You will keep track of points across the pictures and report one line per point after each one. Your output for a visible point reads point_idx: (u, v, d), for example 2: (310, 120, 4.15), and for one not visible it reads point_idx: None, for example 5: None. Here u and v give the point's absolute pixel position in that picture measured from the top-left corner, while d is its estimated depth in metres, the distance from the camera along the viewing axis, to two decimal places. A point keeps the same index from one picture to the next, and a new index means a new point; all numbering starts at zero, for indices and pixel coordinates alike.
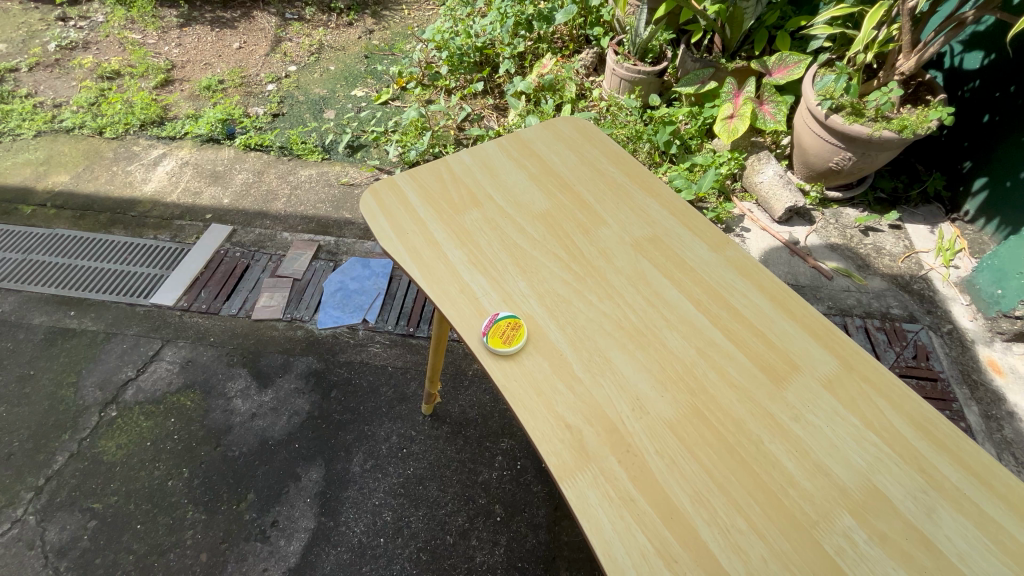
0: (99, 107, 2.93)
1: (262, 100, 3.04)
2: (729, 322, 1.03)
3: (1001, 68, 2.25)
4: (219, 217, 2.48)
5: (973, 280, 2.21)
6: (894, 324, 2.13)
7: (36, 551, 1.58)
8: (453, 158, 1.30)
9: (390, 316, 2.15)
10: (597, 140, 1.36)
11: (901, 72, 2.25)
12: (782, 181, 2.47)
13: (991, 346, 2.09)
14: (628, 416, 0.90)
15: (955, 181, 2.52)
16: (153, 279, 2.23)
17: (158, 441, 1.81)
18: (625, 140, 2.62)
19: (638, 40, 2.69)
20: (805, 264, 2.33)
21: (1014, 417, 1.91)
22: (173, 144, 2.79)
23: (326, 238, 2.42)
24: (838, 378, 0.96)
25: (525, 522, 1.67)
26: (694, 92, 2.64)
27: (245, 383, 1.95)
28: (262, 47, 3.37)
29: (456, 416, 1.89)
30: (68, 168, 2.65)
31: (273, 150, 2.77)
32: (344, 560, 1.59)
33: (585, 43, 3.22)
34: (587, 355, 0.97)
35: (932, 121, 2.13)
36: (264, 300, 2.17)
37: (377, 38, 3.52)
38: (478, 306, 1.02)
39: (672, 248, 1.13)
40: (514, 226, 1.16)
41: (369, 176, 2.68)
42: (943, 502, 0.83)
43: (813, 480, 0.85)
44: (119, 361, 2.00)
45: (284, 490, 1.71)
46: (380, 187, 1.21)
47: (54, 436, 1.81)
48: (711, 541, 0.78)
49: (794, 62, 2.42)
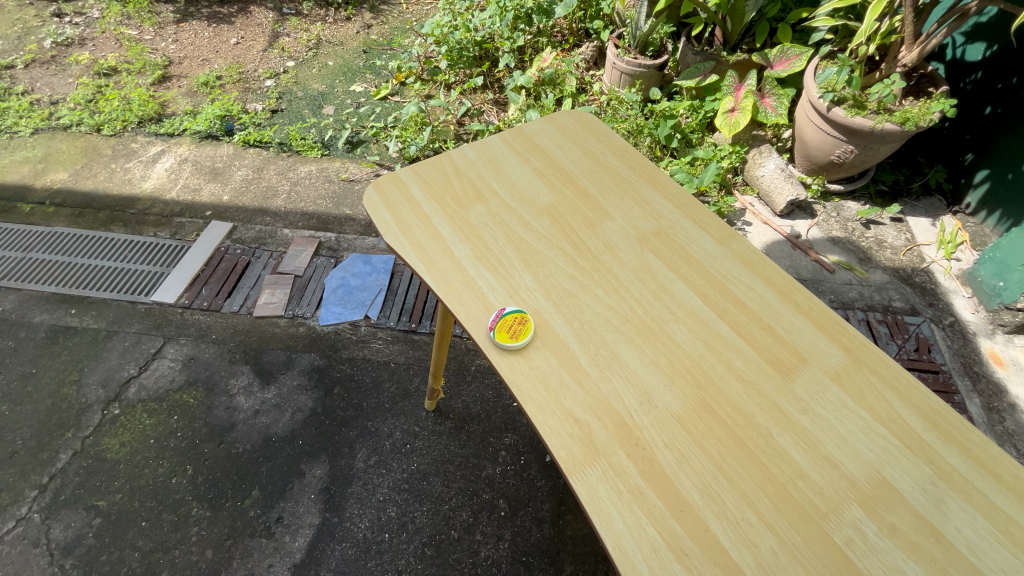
0: (97, 104, 2.91)
1: (260, 95, 3.02)
2: (736, 315, 1.02)
3: (1003, 59, 2.25)
4: (220, 215, 2.47)
5: (975, 273, 2.20)
6: (896, 317, 2.14)
7: (41, 549, 1.59)
8: (457, 153, 1.29)
9: (392, 312, 2.14)
10: (600, 133, 1.35)
11: (904, 64, 2.24)
12: (784, 175, 2.45)
13: (992, 339, 2.10)
14: (637, 409, 0.90)
15: (957, 173, 2.51)
16: (155, 277, 2.22)
17: (162, 438, 1.81)
18: (626, 135, 2.62)
19: (638, 33, 2.66)
20: (807, 257, 2.33)
21: (1015, 408, 1.91)
22: (172, 140, 2.78)
23: (327, 235, 2.41)
24: (846, 371, 0.96)
25: (530, 516, 1.67)
26: (695, 85, 2.63)
27: (248, 380, 1.95)
28: (260, 42, 3.35)
29: (459, 413, 1.89)
30: (66, 166, 2.64)
31: (273, 147, 2.76)
32: (349, 555, 1.59)
33: (585, 36, 3.20)
34: (595, 350, 0.97)
35: (934, 113, 2.13)
36: (265, 298, 2.16)
37: (376, 33, 3.50)
38: (485, 301, 1.02)
39: (678, 241, 1.13)
40: (518, 221, 1.15)
41: (369, 172, 2.68)
42: (952, 492, 0.83)
43: (823, 472, 0.85)
44: (121, 359, 1.99)
45: (289, 487, 1.71)
46: (383, 182, 1.21)
47: (57, 434, 1.81)
48: (722, 534, 0.79)
49: (795, 55, 2.43)
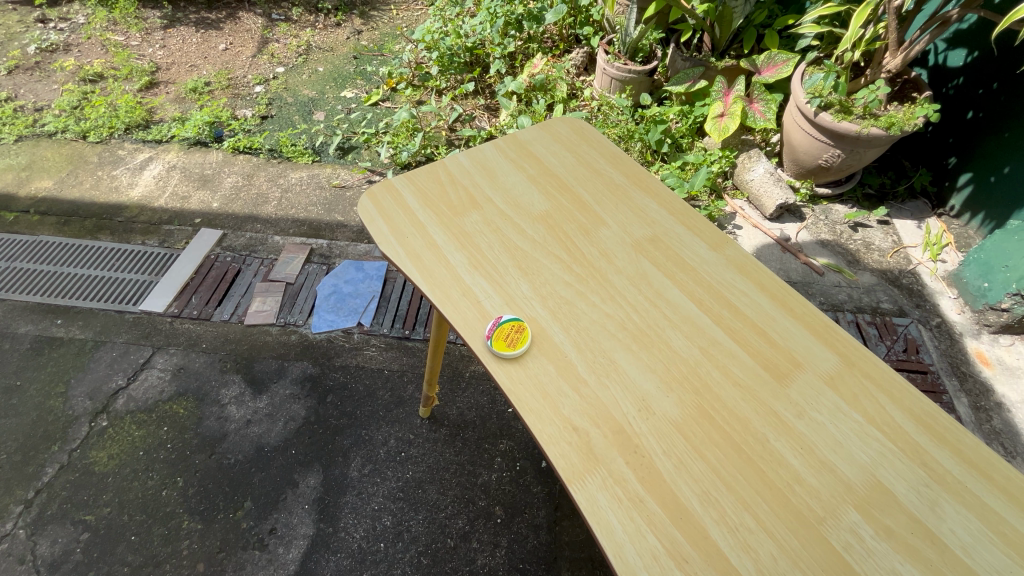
0: (82, 111, 2.87)
1: (249, 102, 3.00)
2: (731, 321, 1.03)
3: (985, 65, 2.30)
4: (210, 222, 2.44)
5: (961, 274, 2.24)
6: (885, 319, 2.17)
7: (27, 566, 1.55)
8: (451, 161, 1.29)
9: (386, 319, 2.13)
10: (594, 140, 1.36)
11: (888, 70, 2.28)
12: (773, 179, 2.48)
13: (978, 339, 2.13)
14: (636, 416, 0.90)
15: (940, 177, 2.56)
16: (143, 286, 2.20)
17: (151, 450, 1.78)
18: (617, 141, 2.63)
19: (627, 39, 2.69)
20: (796, 260, 2.36)
21: (1002, 407, 1.94)
22: (159, 147, 2.75)
23: (319, 242, 2.39)
24: (840, 376, 0.97)
25: (526, 523, 1.67)
26: (684, 91, 2.67)
27: (240, 390, 1.93)
28: (249, 48, 3.33)
29: (454, 419, 1.89)
30: (51, 173, 2.59)
31: (263, 153, 2.74)
32: (344, 566, 1.57)
33: (575, 42, 3.22)
34: (592, 357, 0.97)
35: (919, 118, 2.17)
36: (257, 306, 2.14)
37: (366, 39, 3.49)
38: (481, 309, 1.01)
39: (672, 247, 1.14)
40: (514, 229, 1.15)
41: (361, 178, 2.67)
42: (946, 495, 0.84)
43: (820, 476, 0.85)
44: (109, 370, 1.96)
45: (282, 497, 1.69)
46: (378, 190, 1.20)
47: (43, 448, 1.77)
48: (721, 540, 0.79)
49: (782, 61, 2.46)
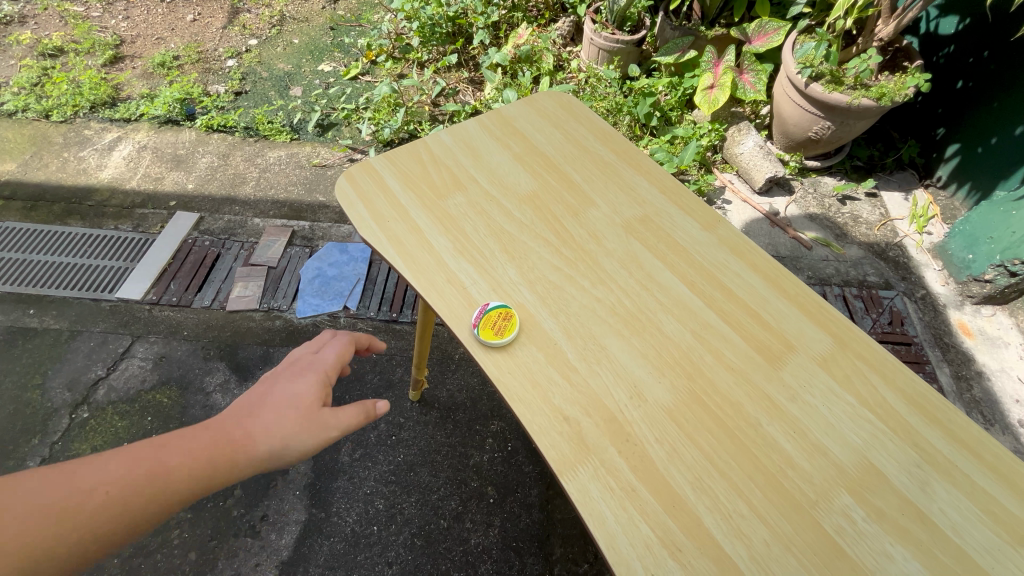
0: (43, 88, 2.72)
1: (222, 76, 2.86)
2: (723, 303, 1.01)
3: (977, 32, 2.26)
4: (185, 205, 2.35)
5: (946, 246, 2.25)
6: (871, 292, 2.18)
7: None
8: (433, 139, 1.23)
9: (372, 302, 2.09)
10: (581, 116, 1.31)
11: (880, 38, 2.24)
12: (762, 152, 2.45)
13: (961, 309, 2.15)
14: (628, 404, 0.89)
15: (929, 148, 2.55)
16: (118, 272, 2.12)
17: (135, 440, 1.74)
18: (605, 114, 2.56)
19: (615, 7, 2.57)
20: (785, 234, 2.35)
21: (983, 376, 1.98)
22: (128, 127, 2.62)
23: (301, 224, 2.32)
24: (832, 357, 0.96)
25: (519, 502, 1.68)
26: (673, 62, 2.60)
27: (225, 377, 1.89)
28: (218, 19, 3.16)
29: (444, 401, 1.87)
30: (14, 156, 2.47)
31: (238, 131, 2.64)
32: (338, 550, 1.57)
33: (561, 11, 3.11)
34: (582, 344, 0.95)
35: (909, 88, 2.14)
36: (238, 291, 2.08)
37: (343, 8, 3.34)
38: (467, 297, 0.98)
39: (663, 228, 1.11)
40: (500, 211, 1.11)
41: (342, 156, 2.58)
42: (936, 475, 0.84)
43: (812, 460, 0.85)
44: (88, 360, 1.90)
45: (272, 484, 1.67)
46: (356, 172, 1.15)
47: (23, 441, 1.73)
48: (714, 527, 0.79)
49: (773, 29, 2.38)
